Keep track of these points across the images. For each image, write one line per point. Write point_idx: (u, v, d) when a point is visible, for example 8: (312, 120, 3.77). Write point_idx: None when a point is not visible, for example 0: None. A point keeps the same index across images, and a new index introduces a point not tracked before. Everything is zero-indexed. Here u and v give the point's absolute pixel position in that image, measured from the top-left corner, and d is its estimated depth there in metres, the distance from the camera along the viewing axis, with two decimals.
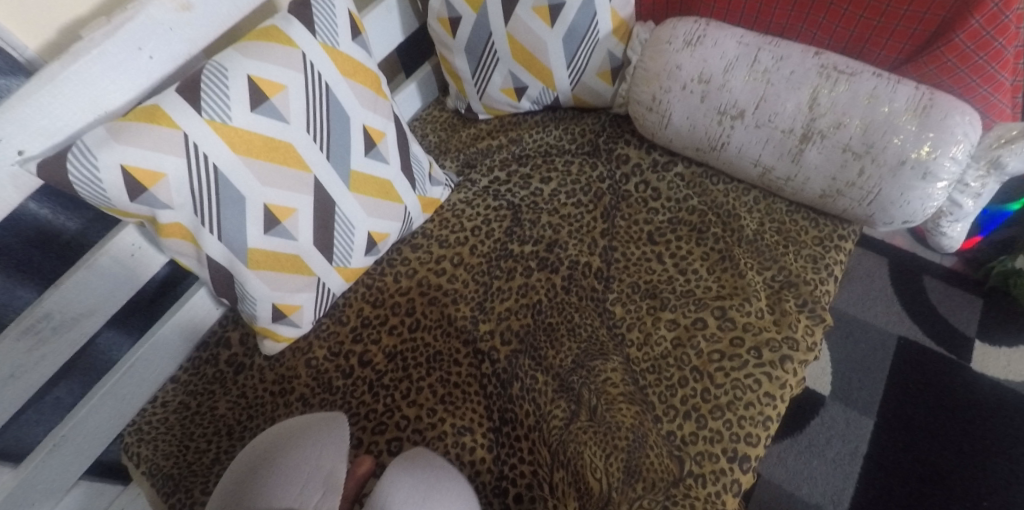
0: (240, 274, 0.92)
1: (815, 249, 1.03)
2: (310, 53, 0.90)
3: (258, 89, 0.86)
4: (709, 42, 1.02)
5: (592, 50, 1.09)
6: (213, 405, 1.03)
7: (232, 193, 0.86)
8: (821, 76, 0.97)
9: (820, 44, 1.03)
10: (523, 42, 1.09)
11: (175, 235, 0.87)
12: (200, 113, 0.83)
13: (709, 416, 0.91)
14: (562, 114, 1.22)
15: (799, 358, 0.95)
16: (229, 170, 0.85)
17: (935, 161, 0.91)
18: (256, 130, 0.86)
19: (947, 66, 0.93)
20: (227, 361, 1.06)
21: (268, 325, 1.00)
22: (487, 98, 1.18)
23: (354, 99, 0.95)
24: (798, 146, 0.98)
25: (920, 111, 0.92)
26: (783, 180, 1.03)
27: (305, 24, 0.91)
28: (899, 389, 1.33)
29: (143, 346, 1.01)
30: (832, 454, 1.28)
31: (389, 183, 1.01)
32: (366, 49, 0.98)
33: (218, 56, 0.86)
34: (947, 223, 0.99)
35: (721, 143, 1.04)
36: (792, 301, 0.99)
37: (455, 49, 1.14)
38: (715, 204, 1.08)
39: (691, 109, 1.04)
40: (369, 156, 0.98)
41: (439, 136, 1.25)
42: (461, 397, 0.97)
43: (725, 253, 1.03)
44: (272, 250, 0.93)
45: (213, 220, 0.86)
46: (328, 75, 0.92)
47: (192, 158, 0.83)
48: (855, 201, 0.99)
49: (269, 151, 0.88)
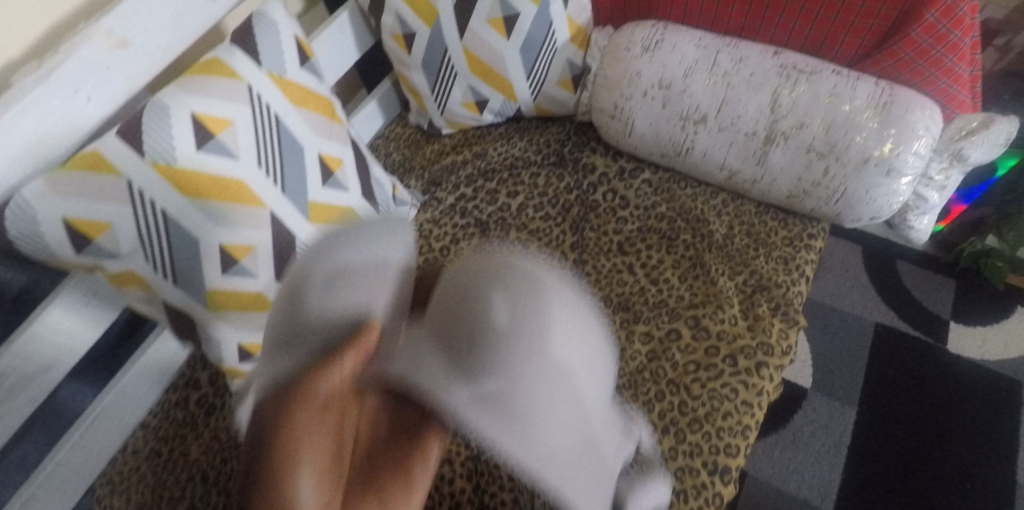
0: (202, 316, 0.89)
1: (786, 250, 1.02)
2: (256, 84, 0.87)
3: (202, 126, 0.82)
4: (668, 47, 1.01)
5: (552, 59, 1.07)
6: (185, 450, 1.01)
7: (184, 236, 0.83)
8: (781, 76, 0.95)
9: (778, 42, 1.01)
10: (479, 55, 1.06)
11: (129, 284, 0.85)
12: (142, 156, 0.79)
13: (688, 430, 0.91)
14: (525, 125, 1.21)
15: (774, 364, 0.94)
16: (177, 212, 0.82)
17: (898, 157, 0.90)
18: (203, 169, 0.82)
19: (905, 60, 0.92)
20: (197, 403, 1.05)
21: (234, 366, 0.95)
22: (448, 113, 1.16)
23: (307, 128, 0.93)
24: (762, 148, 0.97)
25: (880, 108, 0.90)
26: (750, 183, 1.02)
27: (249, 55, 0.88)
28: (879, 376, 1.33)
29: (107, 394, 1.00)
30: (817, 447, 1.27)
31: (351, 210, 0.98)
32: (316, 75, 0.97)
33: (160, 92, 0.82)
34: (914, 217, 0.98)
35: (685, 149, 1.03)
36: (765, 305, 0.98)
37: (411, 66, 1.12)
38: (683, 210, 1.07)
39: (653, 115, 1.02)
40: (327, 186, 0.95)
41: (402, 153, 1.22)
42: None
43: (695, 260, 1.03)
44: (231, 290, 0.88)
45: (167, 265, 0.84)
46: (277, 106, 0.89)
47: (138, 205, 0.80)
48: (821, 200, 0.98)
49: (219, 190, 0.83)
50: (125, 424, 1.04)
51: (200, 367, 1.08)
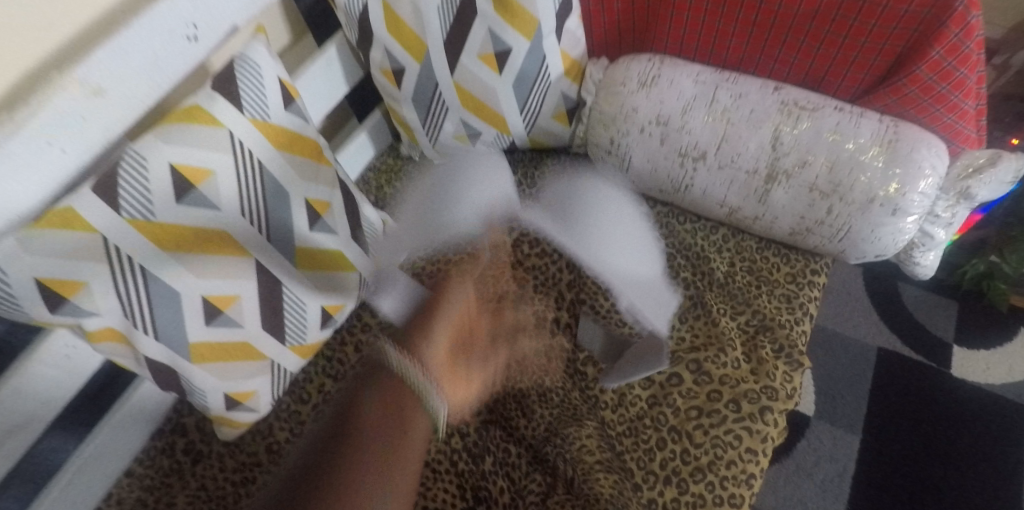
0: (185, 370, 0.89)
1: (789, 287, 1.00)
2: (239, 132, 0.85)
3: (181, 177, 0.81)
4: (665, 82, 0.98)
5: (546, 92, 1.07)
6: (172, 499, 0.96)
7: (165, 291, 0.83)
8: (782, 113, 0.92)
9: (779, 76, 0.99)
10: (473, 92, 1.06)
11: (107, 339, 0.83)
12: (119, 213, 0.78)
13: (690, 480, 0.89)
14: (519, 157, 1.20)
15: (779, 407, 0.92)
16: (158, 267, 0.82)
17: (904, 197, 0.87)
18: (182, 222, 0.82)
19: (909, 96, 0.89)
20: (183, 449, 1.01)
21: (222, 413, 0.95)
22: (441, 145, 1.16)
23: (293, 172, 0.91)
24: (764, 186, 0.94)
25: (886, 146, 0.87)
26: (751, 219, 0.99)
27: (231, 101, 0.84)
28: (882, 403, 1.30)
29: (90, 445, 0.94)
30: (821, 477, 1.24)
31: (340, 253, 0.98)
32: (303, 115, 0.93)
33: (136, 143, 0.80)
34: (919, 253, 0.95)
35: (684, 185, 1.01)
36: (769, 347, 0.96)
37: (403, 100, 1.12)
38: (683, 245, 1.06)
39: (651, 151, 1.00)
40: (315, 231, 0.94)
41: (394, 186, 1.23)
42: (433, 477, 0.94)
43: (696, 298, 1.01)
44: (217, 341, 0.89)
45: (147, 321, 0.83)
46: (262, 152, 0.88)
47: (115, 262, 0.79)
48: (825, 237, 0.95)
49: (201, 242, 0.84)
50: (109, 473, 0.98)
51: (185, 412, 1.04)
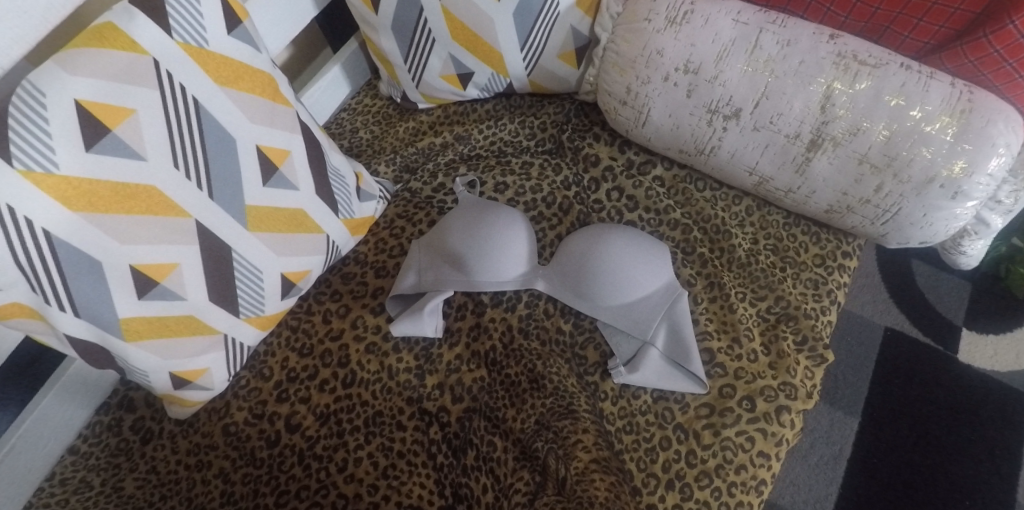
0: (116, 348, 0.73)
1: (816, 271, 0.89)
2: (166, 60, 0.70)
3: (90, 117, 0.66)
4: (699, 20, 0.82)
5: (552, 26, 0.90)
6: (120, 483, 0.83)
7: (82, 261, 0.68)
8: (837, 67, 0.77)
9: (834, 23, 0.83)
10: (465, 22, 0.90)
11: (15, 315, 0.69)
12: (10, 162, 0.63)
13: (695, 486, 0.78)
14: (517, 101, 1.04)
15: (797, 408, 0.81)
16: (68, 233, 0.67)
17: (970, 179, 0.74)
18: (97, 176, 0.67)
19: (992, 57, 0.74)
20: (131, 427, 0.87)
21: (169, 393, 0.80)
22: (425, 86, 1.00)
23: (238, 114, 0.76)
24: (804, 154, 0.80)
25: (958, 116, 0.73)
26: (783, 192, 0.86)
27: (155, 20, 0.70)
28: (885, 384, 1.20)
29: (24, 422, 0.80)
30: (815, 460, 1.15)
31: (301, 212, 0.83)
32: (251, 43, 0.77)
33: (34, 72, 0.65)
34: (968, 242, 0.83)
35: (710, 148, 0.86)
36: (791, 338, 0.85)
37: (380, 28, 0.95)
38: (701, 217, 0.93)
39: (675, 104, 0.85)
40: (269, 186, 0.79)
41: (372, 131, 1.07)
42: (407, 470, 0.82)
43: (712, 279, 0.90)
44: (154, 316, 0.74)
45: (61, 296, 0.68)
46: (196, 88, 0.72)
47: (10, 226, 0.64)
48: (867, 219, 0.82)
49: (124, 199, 0.69)
50: (50, 450, 0.84)
51: (135, 385, 0.90)
